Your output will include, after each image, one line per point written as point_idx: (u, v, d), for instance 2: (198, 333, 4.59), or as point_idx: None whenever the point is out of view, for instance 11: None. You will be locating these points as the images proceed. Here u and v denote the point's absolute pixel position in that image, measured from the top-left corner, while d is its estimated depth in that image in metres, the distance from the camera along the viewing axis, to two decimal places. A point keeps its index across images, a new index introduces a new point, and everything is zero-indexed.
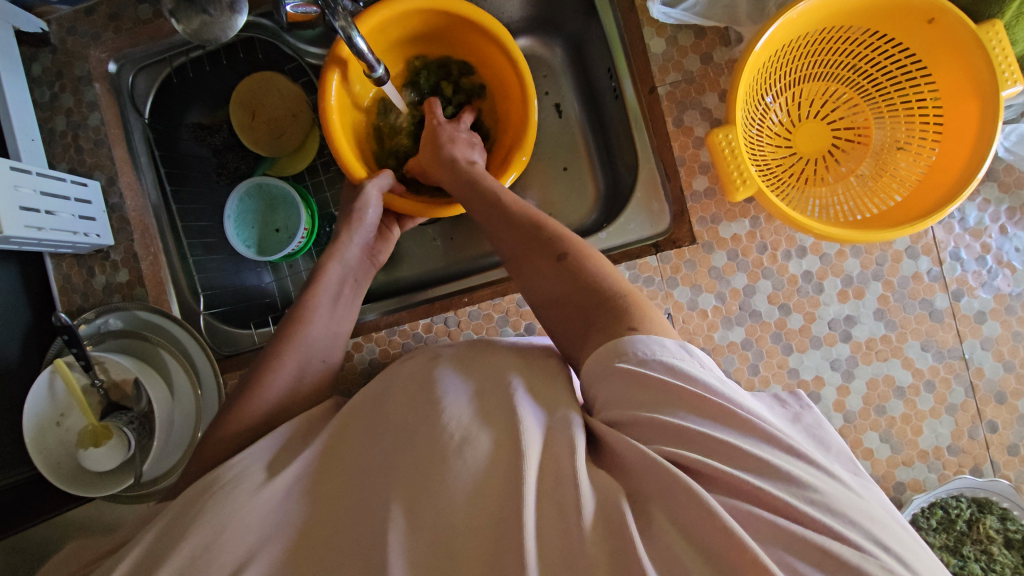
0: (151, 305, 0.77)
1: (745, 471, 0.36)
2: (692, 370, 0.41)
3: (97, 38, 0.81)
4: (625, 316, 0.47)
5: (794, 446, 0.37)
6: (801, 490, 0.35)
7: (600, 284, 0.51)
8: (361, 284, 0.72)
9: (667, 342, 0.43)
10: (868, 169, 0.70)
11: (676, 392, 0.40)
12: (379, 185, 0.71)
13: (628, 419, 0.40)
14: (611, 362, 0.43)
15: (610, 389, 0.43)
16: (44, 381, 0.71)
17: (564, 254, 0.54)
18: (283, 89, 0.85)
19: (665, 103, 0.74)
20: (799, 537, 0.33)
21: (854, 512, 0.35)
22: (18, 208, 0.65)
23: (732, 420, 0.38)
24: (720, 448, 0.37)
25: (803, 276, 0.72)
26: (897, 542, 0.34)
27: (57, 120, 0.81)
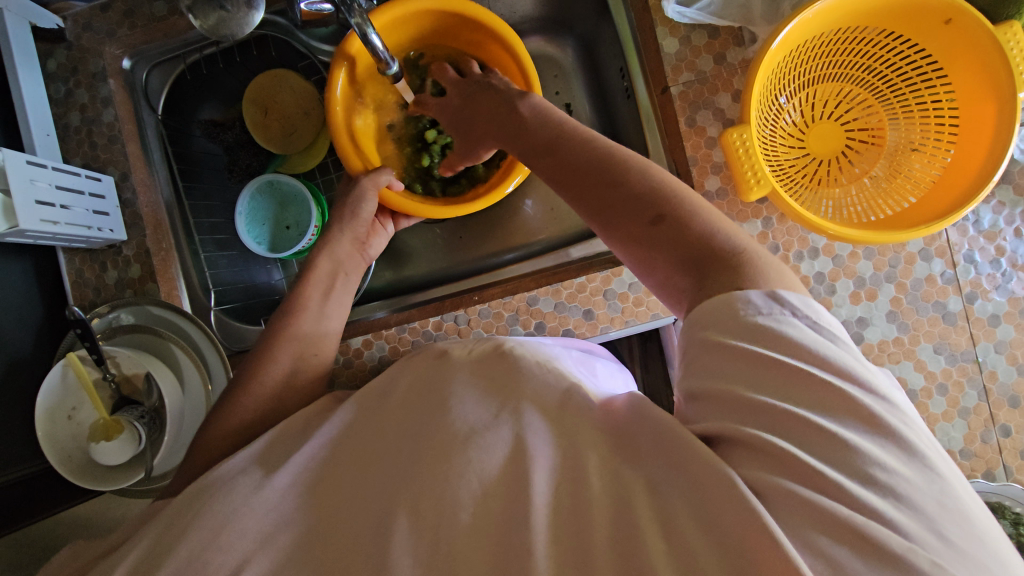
0: (162, 301, 0.78)
1: (801, 448, 0.34)
2: (790, 332, 0.37)
3: (113, 35, 0.81)
4: (746, 275, 0.40)
5: (889, 425, 0.34)
6: (868, 475, 0.33)
7: (709, 241, 0.44)
8: (354, 279, 0.72)
9: (757, 299, 0.38)
10: (882, 171, 0.70)
11: (776, 361, 0.36)
12: (375, 181, 0.72)
13: (708, 390, 0.38)
14: (700, 331, 0.40)
15: (699, 356, 0.39)
16: (57, 374, 0.72)
17: (659, 216, 0.46)
18: (295, 87, 0.85)
19: (678, 103, 0.73)
20: (842, 521, 0.31)
21: (917, 500, 0.32)
22: (34, 202, 0.65)
23: (829, 394, 0.35)
24: (784, 422, 0.35)
25: (815, 277, 0.71)
26: (962, 530, 0.32)
27: (71, 115, 0.82)
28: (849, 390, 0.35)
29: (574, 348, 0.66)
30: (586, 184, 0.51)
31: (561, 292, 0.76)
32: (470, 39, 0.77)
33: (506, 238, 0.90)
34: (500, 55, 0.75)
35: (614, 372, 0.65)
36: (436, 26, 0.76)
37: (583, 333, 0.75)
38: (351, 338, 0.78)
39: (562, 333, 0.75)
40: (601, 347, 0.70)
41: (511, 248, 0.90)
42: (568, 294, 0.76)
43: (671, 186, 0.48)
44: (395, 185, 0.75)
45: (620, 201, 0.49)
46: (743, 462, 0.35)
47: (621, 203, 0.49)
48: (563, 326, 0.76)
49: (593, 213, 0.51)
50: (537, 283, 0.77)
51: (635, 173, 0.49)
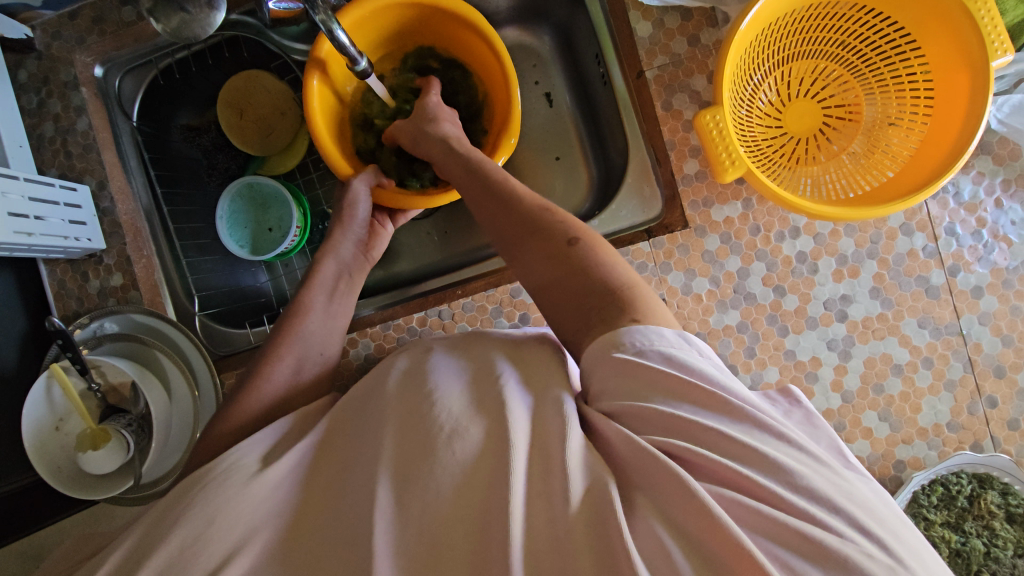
0: (146, 308, 0.77)
1: (736, 462, 0.36)
2: (696, 363, 0.41)
3: (82, 42, 0.80)
4: (628, 309, 0.45)
5: (786, 434, 0.38)
6: (794, 484, 0.35)
7: (599, 274, 0.48)
8: (357, 280, 0.72)
9: (666, 331, 0.43)
10: (860, 146, 0.70)
11: (674, 380, 0.40)
12: (367, 181, 0.71)
13: (625, 409, 0.40)
14: (609, 351, 0.42)
15: (610, 378, 0.42)
16: (41, 386, 0.71)
17: (573, 239, 0.50)
18: (269, 87, 0.84)
19: (654, 87, 0.73)
20: (783, 526, 0.34)
21: (835, 495, 0.35)
22: (6, 214, 0.65)
23: (730, 411, 0.39)
24: (711, 438, 0.37)
25: (797, 256, 0.71)
26: (883, 524, 0.35)
27: (46, 125, 0.81)
28: (747, 405, 0.39)
29: None
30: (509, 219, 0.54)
31: None
32: (439, 27, 0.76)
33: None
34: (471, 39, 0.74)
35: None
36: (404, 19, 0.75)
37: None
38: None
39: (547, 324, 0.75)
40: None
41: None
42: None
43: (570, 221, 0.52)
44: (385, 183, 0.74)
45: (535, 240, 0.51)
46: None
47: (535, 239, 0.51)
48: None
49: (506, 244, 0.54)
50: None
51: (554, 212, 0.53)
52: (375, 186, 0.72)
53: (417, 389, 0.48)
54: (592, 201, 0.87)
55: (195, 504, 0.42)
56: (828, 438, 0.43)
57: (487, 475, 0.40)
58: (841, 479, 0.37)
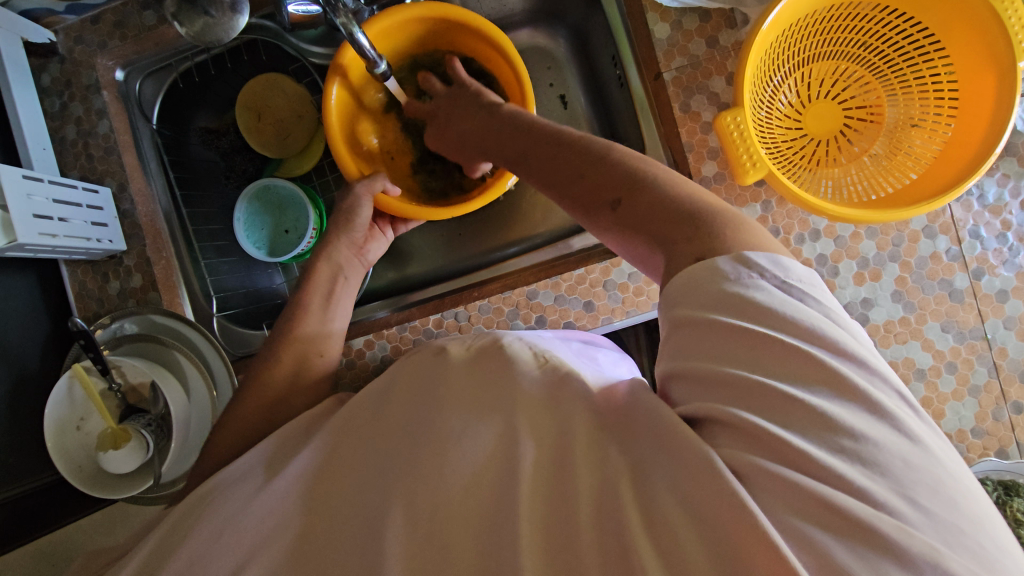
0: (164, 309, 0.78)
1: (778, 424, 0.34)
2: (776, 303, 0.37)
3: (104, 47, 0.81)
4: (711, 232, 0.42)
5: (852, 387, 0.34)
6: (841, 447, 0.33)
7: (675, 204, 0.45)
8: (354, 282, 0.72)
9: (738, 272, 0.38)
10: (882, 148, 0.69)
11: (740, 329, 0.36)
12: (370, 187, 0.70)
13: (681, 369, 0.39)
14: (685, 303, 0.39)
15: (686, 327, 0.39)
16: (63, 386, 0.72)
17: (618, 200, 0.48)
18: (287, 89, 0.85)
19: (671, 89, 0.73)
20: (816, 500, 0.31)
21: (890, 464, 0.32)
22: (31, 215, 0.65)
23: (789, 361, 0.35)
24: (760, 396, 0.35)
25: (817, 259, 0.71)
26: (939, 491, 0.32)
27: (68, 128, 0.82)
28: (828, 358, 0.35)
29: (575, 339, 0.66)
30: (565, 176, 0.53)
31: (561, 285, 0.75)
32: (462, 41, 0.76)
33: (506, 232, 0.90)
34: (492, 54, 0.74)
35: (617, 361, 0.65)
36: (428, 30, 0.75)
37: (584, 324, 0.75)
38: (353, 339, 0.78)
39: (564, 326, 0.75)
40: (604, 337, 0.70)
41: (511, 242, 0.89)
42: (568, 286, 0.75)
43: (630, 171, 0.49)
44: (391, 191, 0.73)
45: (584, 189, 0.51)
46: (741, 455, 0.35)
47: (585, 193, 0.51)
48: (564, 318, 0.75)
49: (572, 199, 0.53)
50: (536, 276, 0.76)
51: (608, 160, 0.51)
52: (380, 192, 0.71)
53: (437, 392, 0.48)
54: None
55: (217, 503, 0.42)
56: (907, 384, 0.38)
57: (501, 478, 0.39)
58: (905, 439, 0.33)
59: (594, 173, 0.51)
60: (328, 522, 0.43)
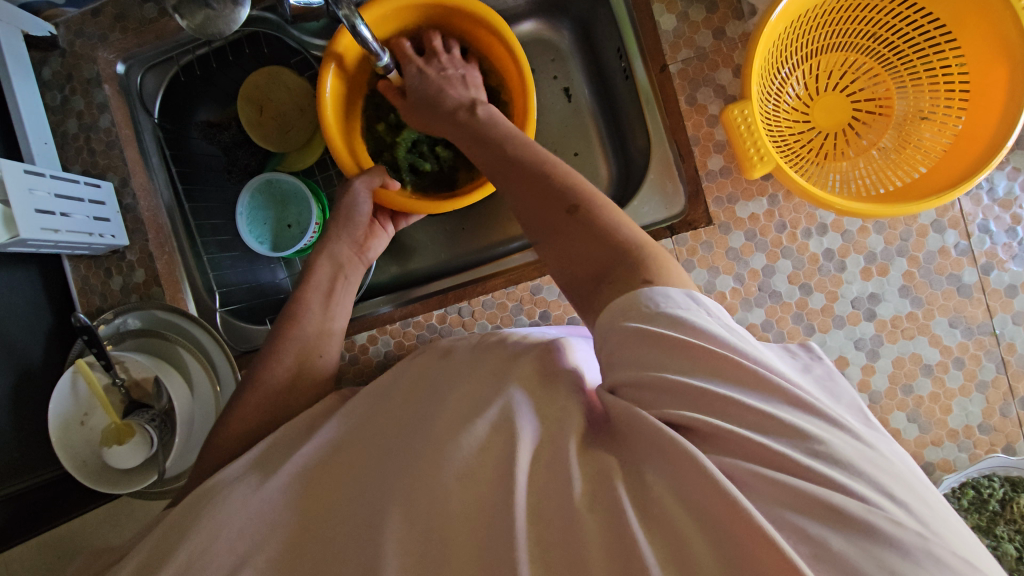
0: (167, 304, 0.78)
1: (746, 428, 0.35)
2: (704, 321, 0.39)
3: (105, 40, 0.81)
4: (637, 266, 0.44)
5: (805, 397, 0.36)
6: (811, 449, 0.33)
7: (610, 234, 0.47)
8: (354, 281, 0.71)
9: (676, 293, 0.40)
10: (891, 141, 0.68)
11: (681, 345, 0.37)
12: (369, 182, 0.69)
13: (631, 378, 0.38)
14: (622, 318, 0.41)
15: (621, 344, 0.40)
16: (67, 381, 0.72)
17: (574, 207, 0.50)
18: (289, 82, 0.84)
19: (677, 82, 0.72)
20: (809, 497, 0.32)
21: (852, 458, 0.33)
22: (33, 211, 0.65)
23: (747, 372, 0.36)
24: (720, 405, 0.35)
25: (824, 254, 0.70)
26: (906, 489, 0.33)
27: (69, 122, 0.82)
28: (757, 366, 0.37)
29: (578, 334, 0.65)
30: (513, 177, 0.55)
31: None
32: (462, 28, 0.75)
33: (509, 226, 0.89)
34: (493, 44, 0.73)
35: None
36: (429, 15, 0.74)
37: None
38: (356, 334, 0.78)
39: (568, 321, 0.75)
40: (608, 332, 0.70)
41: (515, 237, 0.89)
42: None
43: (575, 184, 0.51)
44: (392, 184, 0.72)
45: (541, 194, 0.52)
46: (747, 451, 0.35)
47: (541, 198, 0.52)
48: (568, 313, 0.75)
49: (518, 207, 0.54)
50: (540, 271, 0.76)
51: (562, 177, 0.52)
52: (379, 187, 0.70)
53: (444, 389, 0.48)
54: (611, 197, 0.86)
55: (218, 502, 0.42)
56: (841, 395, 0.40)
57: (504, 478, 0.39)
58: (866, 445, 0.35)
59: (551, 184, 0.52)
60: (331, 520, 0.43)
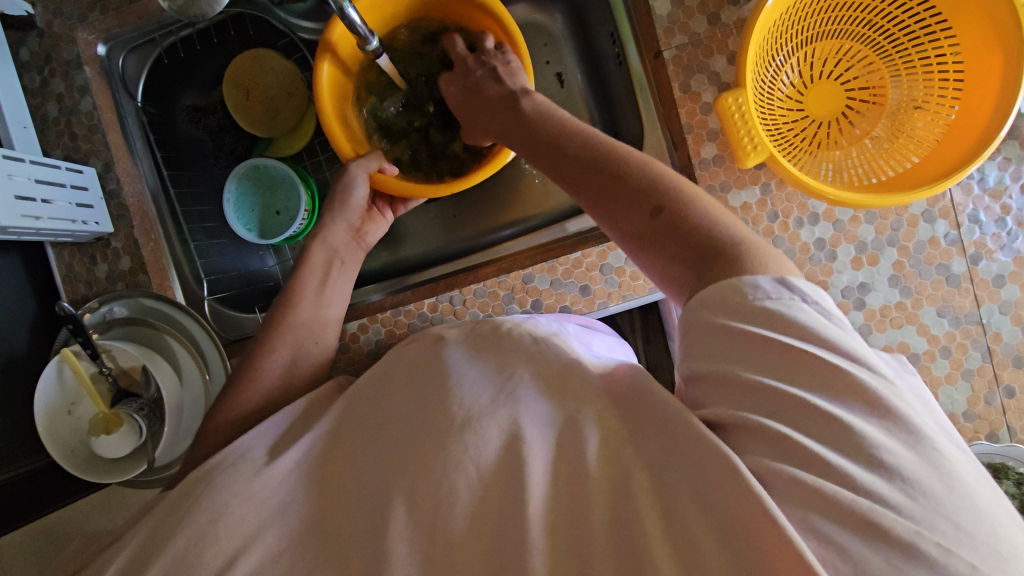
0: (154, 293, 0.77)
1: (807, 436, 0.34)
2: (804, 319, 0.36)
3: (84, 20, 0.78)
4: (747, 271, 0.39)
5: (902, 418, 0.34)
6: (876, 462, 0.33)
7: (709, 232, 0.42)
8: (349, 267, 0.70)
9: (765, 281, 0.38)
10: (884, 131, 0.68)
11: (769, 342, 0.36)
12: (366, 166, 0.68)
13: (708, 371, 0.38)
14: (709, 315, 0.39)
15: (702, 338, 0.39)
16: (53, 370, 0.72)
17: (658, 209, 0.44)
18: (275, 66, 0.82)
19: (671, 68, 0.71)
20: (848, 508, 0.31)
21: (925, 479, 0.32)
22: (14, 198, 0.63)
23: (848, 382, 0.35)
24: (795, 412, 0.35)
25: (816, 243, 0.70)
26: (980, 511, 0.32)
27: (49, 105, 0.80)
28: (859, 373, 0.35)
29: (570, 321, 0.65)
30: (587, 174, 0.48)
31: (557, 269, 0.75)
32: (473, 18, 0.73)
33: (501, 214, 0.88)
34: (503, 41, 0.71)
35: (612, 345, 0.65)
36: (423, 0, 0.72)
37: (581, 309, 0.75)
38: (347, 322, 0.78)
39: (560, 310, 0.75)
40: (600, 322, 0.70)
41: (507, 224, 0.88)
42: (564, 270, 0.74)
43: (665, 176, 0.46)
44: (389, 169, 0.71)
45: (621, 198, 0.46)
46: (745, 446, 0.35)
47: (619, 201, 0.46)
48: (560, 302, 0.75)
49: (580, 192, 0.49)
50: (533, 259, 0.76)
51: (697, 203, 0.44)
52: (376, 171, 0.69)
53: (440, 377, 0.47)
54: None
55: (208, 496, 0.42)
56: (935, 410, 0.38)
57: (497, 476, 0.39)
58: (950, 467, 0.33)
59: (634, 177, 0.46)
60: (321, 514, 0.42)
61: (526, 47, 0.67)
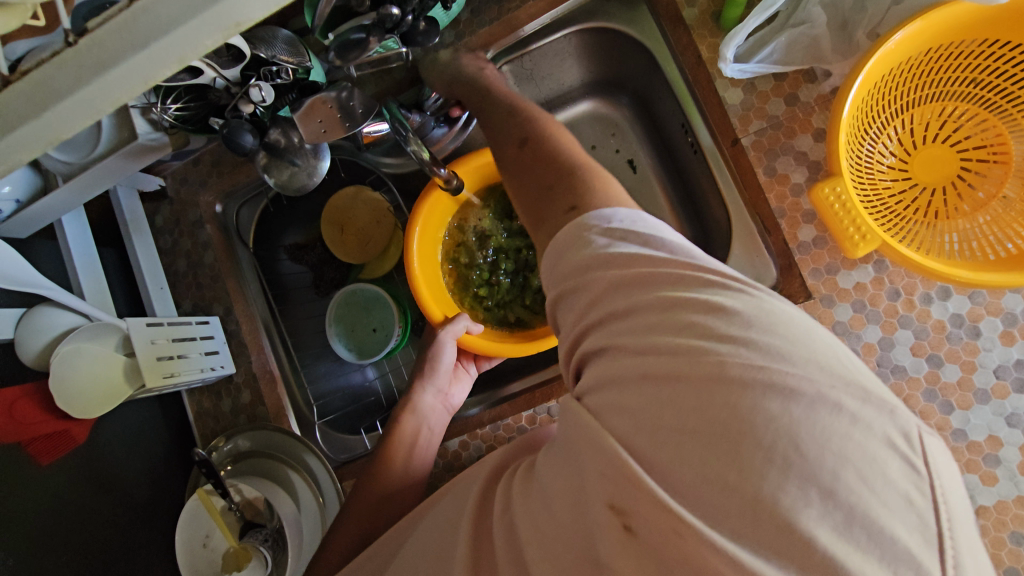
0: (273, 425, 0.82)
1: (650, 330, 0.35)
2: (636, 238, 0.39)
3: (205, 184, 0.88)
4: (574, 195, 0.45)
5: (707, 279, 0.35)
6: (703, 331, 0.33)
7: (555, 160, 0.50)
8: (438, 435, 0.72)
9: (618, 212, 0.41)
10: (1016, 191, 0.60)
11: (616, 257, 0.38)
12: (454, 331, 0.71)
13: (589, 321, 0.39)
14: (578, 239, 0.42)
15: (569, 289, 0.41)
16: (190, 507, 0.77)
17: (525, 140, 0.54)
18: (364, 198, 0.88)
19: (752, 153, 0.68)
20: (700, 373, 0.32)
21: (754, 338, 0.32)
22: (156, 360, 0.70)
23: (660, 268, 0.37)
24: (632, 305, 0.36)
25: (951, 320, 0.62)
26: (785, 336, 0.31)
27: (179, 262, 0.90)
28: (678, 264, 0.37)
29: None
30: (496, 123, 0.59)
31: None
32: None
33: None
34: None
35: None
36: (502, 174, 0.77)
37: None
38: (448, 440, 0.78)
39: None
40: None
41: None
42: None
43: (539, 121, 0.55)
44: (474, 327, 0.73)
45: (510, 130, 0.57)
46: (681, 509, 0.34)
47: (508, 133, 0.57)
48: None
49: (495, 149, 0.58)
50: None
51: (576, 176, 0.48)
52: (462, 333, 0.71)
53: (460, 489, 0.46)
54: None
55: None
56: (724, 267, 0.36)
57: None
58: (735, 305, 0.33)
59: (518, 120, 0.57)
60: None
61: None
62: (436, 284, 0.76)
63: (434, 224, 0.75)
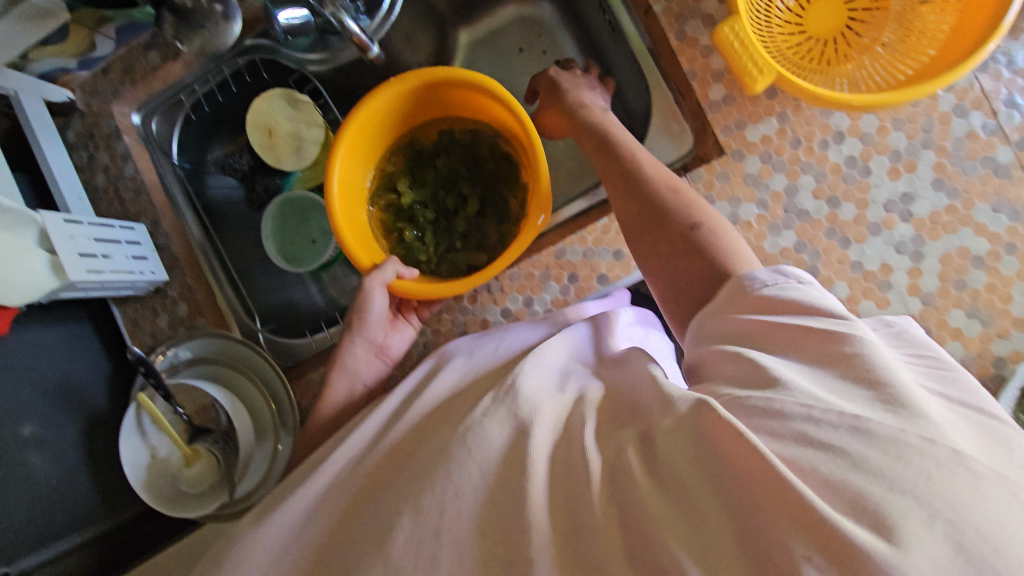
0: (217, 333, 0.79)
1: (799, 373, 0.38)
2: (793, 293, 0.43)
3: (116, 94, 0.84)
4: (688, 214, 0.57)
5: (853, 359, 0.37)
6: (828, 388, 0.36)
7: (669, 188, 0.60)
8: (374, 386, 0.72)
9: (762, 272, 0.46)
10: (894, 35, 0.66)
11: (777, 324, 0.42)
12: (383, 278, 0.67)
13: (718, 354, 0.44)
14: (739, 291, 0.46)
15: (716, 320, 0.46)
16: (132, 415, 0.74)
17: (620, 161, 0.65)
18: (291, 102, 0.87)
19: (664, 20, 0.72)
20: (807, 409, 0.35)
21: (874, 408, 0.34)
22: (77, 255, 0.67)
23: (822, 336, 0.39)
24: (786, 353, 0.40)
25: (846, 162, 0.68)
26: (912, 410, 0.34)
27: (97, 177, 0.86)
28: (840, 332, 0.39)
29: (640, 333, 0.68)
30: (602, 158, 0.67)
31: (587, 239, 0.75)
32: (451, 97, 0.72)
33: None
34: (504, 113, 0.70)
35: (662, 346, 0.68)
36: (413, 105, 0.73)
37: (617, 275, 0.74)
38: None
39: (598, 280, 0.74)
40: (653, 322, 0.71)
41: None
42: (595, 239, 0.74)
43: (637, 155, 0.65)
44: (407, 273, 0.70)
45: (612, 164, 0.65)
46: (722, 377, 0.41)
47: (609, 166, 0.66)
48: (597, 271, 0.74)
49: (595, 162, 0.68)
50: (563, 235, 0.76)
51: (676, 201, 0.59)
52: (394, 280, 0.68)
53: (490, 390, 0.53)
54: None
55: None
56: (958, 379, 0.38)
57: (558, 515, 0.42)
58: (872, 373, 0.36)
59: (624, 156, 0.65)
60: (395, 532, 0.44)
61: (531, 123, 0.65)
62: (360, 229, 0.72)
63: (349, 167, 0.70)
